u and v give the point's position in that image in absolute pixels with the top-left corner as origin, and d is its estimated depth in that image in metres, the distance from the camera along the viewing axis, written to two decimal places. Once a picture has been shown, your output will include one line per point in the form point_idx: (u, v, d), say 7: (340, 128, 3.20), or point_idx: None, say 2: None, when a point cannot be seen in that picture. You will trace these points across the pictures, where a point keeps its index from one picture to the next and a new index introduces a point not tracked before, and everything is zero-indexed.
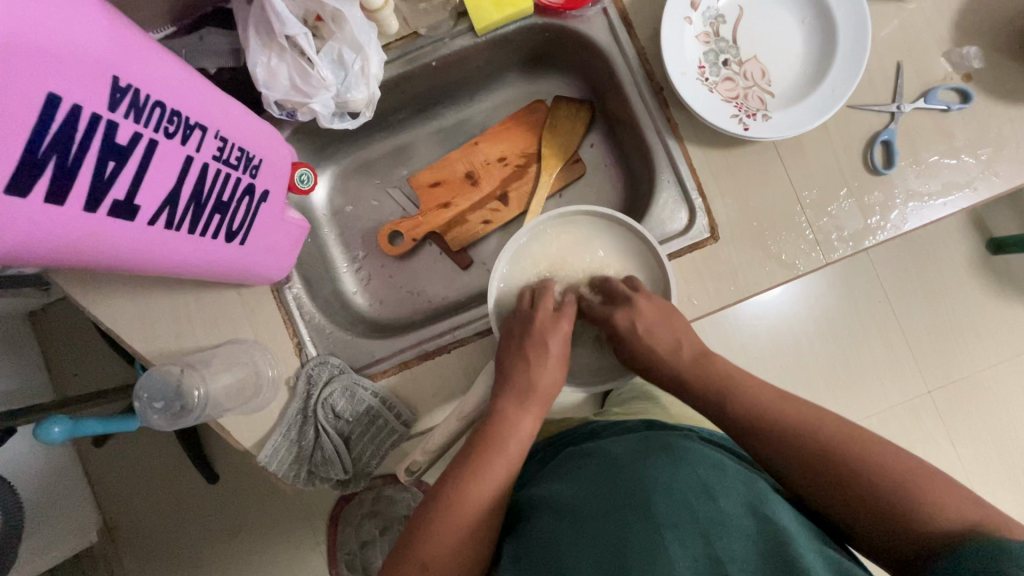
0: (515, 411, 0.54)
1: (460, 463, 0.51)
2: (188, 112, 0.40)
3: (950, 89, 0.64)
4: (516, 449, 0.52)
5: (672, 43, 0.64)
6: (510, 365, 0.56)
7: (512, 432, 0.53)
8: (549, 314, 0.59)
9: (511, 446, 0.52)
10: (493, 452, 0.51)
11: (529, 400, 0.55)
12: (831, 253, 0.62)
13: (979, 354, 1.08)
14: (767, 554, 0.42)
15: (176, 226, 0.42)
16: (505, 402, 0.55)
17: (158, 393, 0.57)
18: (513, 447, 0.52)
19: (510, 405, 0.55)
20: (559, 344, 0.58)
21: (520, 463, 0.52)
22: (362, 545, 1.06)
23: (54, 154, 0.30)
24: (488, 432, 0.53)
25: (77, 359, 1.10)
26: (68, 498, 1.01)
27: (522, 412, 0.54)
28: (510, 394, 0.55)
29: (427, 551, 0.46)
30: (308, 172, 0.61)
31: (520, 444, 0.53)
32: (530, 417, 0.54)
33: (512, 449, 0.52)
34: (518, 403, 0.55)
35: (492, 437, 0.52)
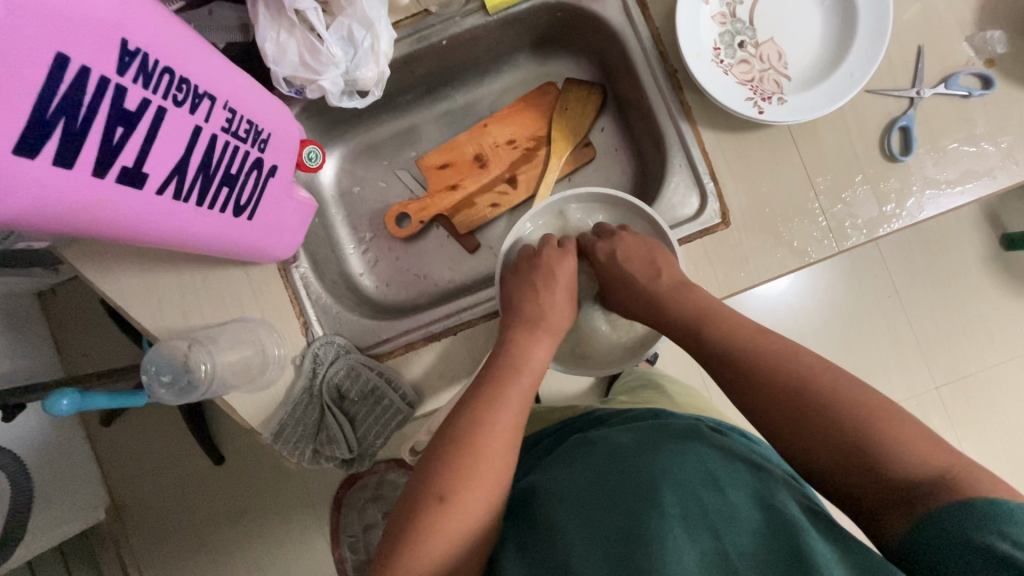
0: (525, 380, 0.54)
1: (475, 396, 0.51)
2: (197, 80, 0.40)
3: (971, 75, 0.63)
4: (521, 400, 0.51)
5: (688, 23, 0.63)
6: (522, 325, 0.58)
7: (524, 363, 0.54)
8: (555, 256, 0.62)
9: (524, 377, 0.53)
10: (507, 384, 0.52)
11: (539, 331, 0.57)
12: (844, 240, 0.61)
13: (989, 349, 1.06)
14: (775, 546, 0.41)
15: (184, 197, 0.42)
16: (515, 332, 0.56)
17: (166, 368, 0.57)
18: (525, 378, 0.53)
19: (521, 337, 0.56)
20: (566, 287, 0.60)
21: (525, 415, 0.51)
22: (365, 527, 1.06)
23: (62, 117, 0.30)
24: (502, 365, 0.53)
25: (84, 338, 1.11)
26: (75, 474, 1.02)
27: (534, 342, 0.56)
28: (520, 326, 0.57)
29: (446, 485, 0.45)
30: (316, 149, 0.61)
31: (533, 376, 0.53)
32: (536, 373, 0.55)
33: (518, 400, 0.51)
34: (529, 332, 0.56)
35: (503, 374, 0.52)
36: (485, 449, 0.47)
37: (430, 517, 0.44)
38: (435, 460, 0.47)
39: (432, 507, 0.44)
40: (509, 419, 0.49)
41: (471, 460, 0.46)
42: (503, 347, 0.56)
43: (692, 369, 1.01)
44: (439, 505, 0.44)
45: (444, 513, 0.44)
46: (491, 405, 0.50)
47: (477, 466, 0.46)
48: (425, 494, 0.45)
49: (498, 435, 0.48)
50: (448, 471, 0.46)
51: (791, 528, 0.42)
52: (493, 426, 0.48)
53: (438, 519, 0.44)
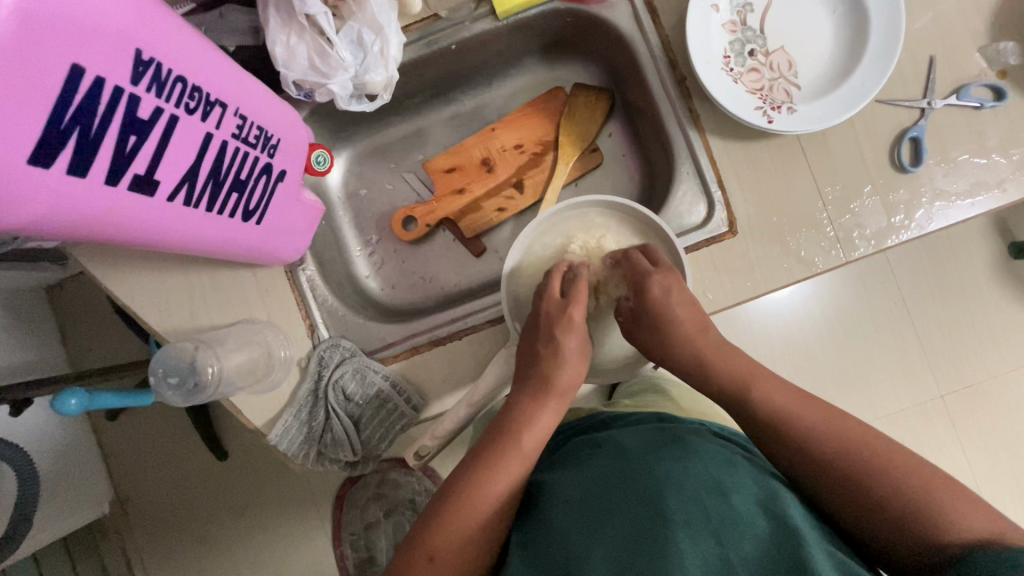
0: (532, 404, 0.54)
1: (475, 460, 0.51)
2: (210, 88, 0.40)
3: (983, 86, 0.62)
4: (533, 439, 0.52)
5: (698, 31, 0.62)
6: (526, 364, 0.57)
7: (525, 425, 0.53)
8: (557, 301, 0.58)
9: (525, 444, 0.52)
10: (507, 451, 0.51)
11: (545, 394, 0.55)
12: (852, 251, 0.61)
13: (996, 359, 1.06)
14: (778, 555, 0.41)
15: (194, 202, 0.42)
16: (523, 397, 0.55)
17: (173, 369, 0.58)
18: (526, 442, 0.52)
19: (524, 403, 0.54)
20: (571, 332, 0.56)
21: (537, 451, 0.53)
22: (366, 526, 1.08)
23: (77, 126, 0.30)
24: (504, 428, 0.53)
25: (91, 333, 1.12)
26: (81, 468, 1.03)
27: (538, 408, 0.54)
28: (526, 391, 0.55)
29: (436, 544, 0.46)
30: (324, 153, 0.61)
31: (535, 439, 0.53)
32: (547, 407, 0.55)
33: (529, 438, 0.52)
34: (533, 398, 0.55)
35: (505, 437, 0.52)
36: (475, 519, 0.47)
37: (416, 573, 0.45)
38: (431, 518, 0.48)
39: (419, 565, 0.45)
40: (505, 488, 0.49)
41: (462, 523, 0.47)
42: (508, 410, 0.55)
43: None
44: (427, 565, 0.45)
45: (431, 573, 0.45)
46: (487, 473, 0.49)
47: (469, 528, 0.47)
48: (416, 549, 0.46)
49: (489, 502, 0.48)
50: (439, 529, 0.47)
51: (795, 538, 0.42)
52: (488, 493, 0.48)
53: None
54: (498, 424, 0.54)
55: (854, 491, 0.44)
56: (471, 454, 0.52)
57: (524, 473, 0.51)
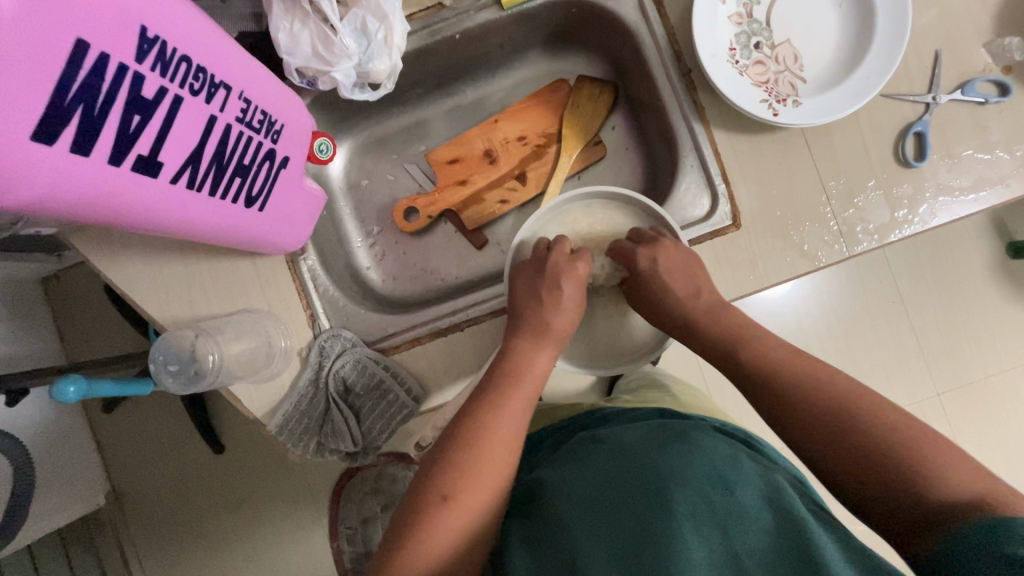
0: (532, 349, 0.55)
1: (478, 401, 0.51)
2: (214, 70, 0.39)
3: (987, 82, 0.62)
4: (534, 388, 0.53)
5: (704, 23, 0.62)
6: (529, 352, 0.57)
7: (528, 367, 0.53)
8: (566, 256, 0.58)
9: (526, 383, 0.52)
10: (509, 392, 0.51)
11: (544, 338, 0.55)
12: (855, 245, 0.61)
13: (993, 357, 1.06)
14: (783, 546, 0.42)
15: (197, 186, 0.42)
16: (520, 341, 0.55)
17: (173, 358, 0.59)
18: (528, 381, 0.53)
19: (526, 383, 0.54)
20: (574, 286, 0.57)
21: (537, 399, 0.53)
22: (363, 520, 1.07)
23: (80, 104, 0.30)
24: (504, 368, 0.53)
25: (87, 324, 1.11)
26: (76, 460, 1.03)
27: (537, 349, 0.54)
28: (524, 334, 0.55)
29: (450, 484, 0.46)
30: (327, 141, 0.61)
31: (535, 381, 0.53)
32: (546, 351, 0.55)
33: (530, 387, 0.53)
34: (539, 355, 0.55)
35: (507, 377, 0.52)
36: (491, 461, 0.47)
37: (433, 514, 0.45)
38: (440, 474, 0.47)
39: (436, 506, 0.45)
40: (512, 425, 0.50)
41: (474, 461, 0.47)
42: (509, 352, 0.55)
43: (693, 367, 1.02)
44: (441, 503, 0.45)
45: (449, 513, 0.45)
46: (493, 412, 0.49)
47: (480, 466, 0.47)
48: (429, 489, 0.46)
49: (500, 440, 0.48)
50: (451, 471, 0.47)
51: (800, 530, 0.42)
52: (495, 432, 0.49)
53: (443, 518, 0.45)
54: (496, 369, 0.53)
55: (860, 467, 0.43)
56: (474, 394, 0.52)
57: (527, 410, 0.52)
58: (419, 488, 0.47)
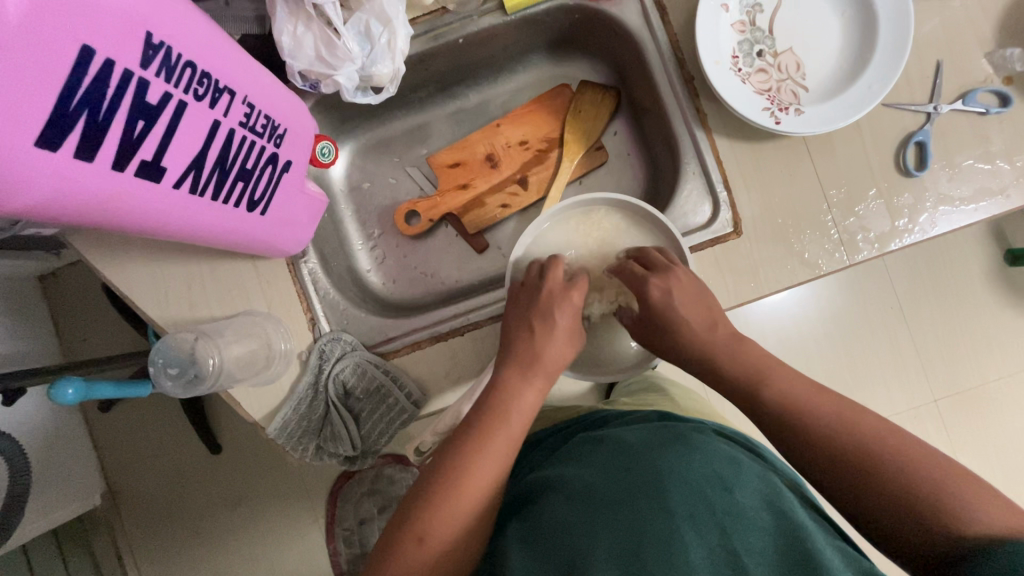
0: (520, 379, 0.54)
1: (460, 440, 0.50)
2: (218, 75, 0.39)
3: (989, 92, 0.62)
4: (521, 419, 0.52)
5: (707, 30, 0.62)
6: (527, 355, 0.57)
7: (514, 405, 0.52)
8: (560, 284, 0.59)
9: (513, 423, 0.52)
10: (494, 433, 0.50)
11: (530, 368, 0.55)
12: (855, 254, 0.61)
13: (991, 364, 1.07)
14: (783, 547, 0.42)
15: (200, 190, 0.42)
16: (516, 364, 0.55)
17: (173, 360, 0.56)
18: (514, 423, 0.52)
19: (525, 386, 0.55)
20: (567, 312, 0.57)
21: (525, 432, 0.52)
22: (360, 522, 1.07)
23: (85, 110, 0.29)
24: (491, 406, 0.52)
25: (85, 323, 1.10)
26: (72, 459, 1.02)
27: (525, 385, 0.54)
28: (512, 366, 0.55)
29: (425, 527, 0.46)
30: (329, 145, 0.61)
31: (521, 421, 0.52)
32: (534, 386, 0.54)
33: (518, 418, 0.52)
34: (536, 360, 0.55)
35: (494, 415, 0.51)
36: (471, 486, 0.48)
37: (406, 555, 0.45)
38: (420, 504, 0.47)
39: (408, 547, 0.45)
40: (494, 469, 0.49)
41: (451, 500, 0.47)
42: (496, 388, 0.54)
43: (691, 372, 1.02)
44: (417, 546, 0.45)
45: (419, 557, 0.45)
46: (473, 454, 0.49)
47: (456, 509, 0.47)
48: (403, 530, 0.46)
49: (479, 484, 0.48)
50: (427, 514, 0.46)
51: (799, 534, 0.42)
52: (474, 474, 0.48)
53: (412, 559, 0.45)
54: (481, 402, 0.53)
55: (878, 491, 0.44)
56: (458, 431, 0.51)
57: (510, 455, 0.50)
58: (395, 527, 0.47)
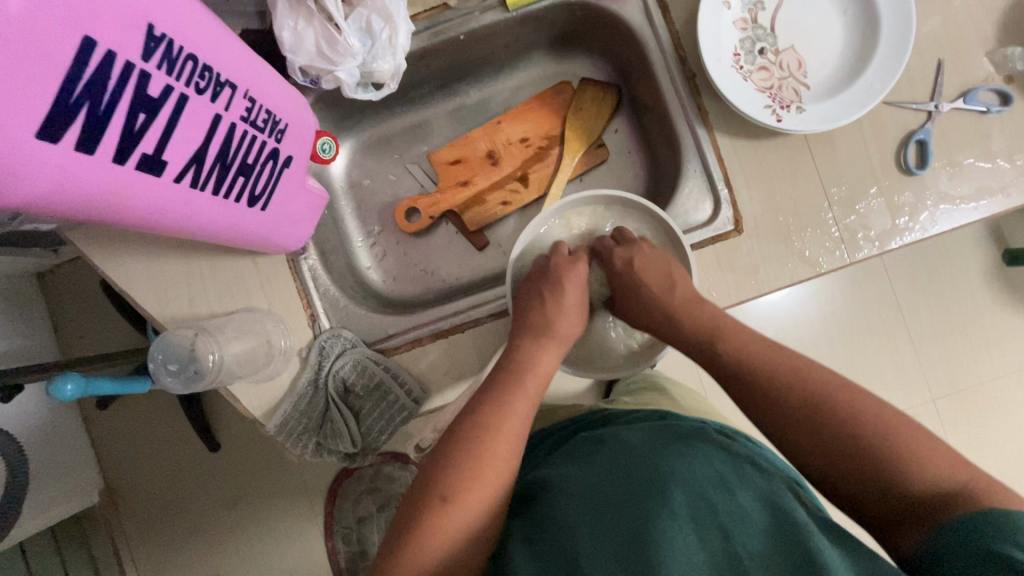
0: (534, 346, 0.55)
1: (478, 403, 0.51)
2: (220, 69, 0.39)
3: (990, 91, 0.62)
4: (536, 383, 0.53)
5: (709, 27, 0.62)
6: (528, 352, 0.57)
7: (532, 367, 0.54)
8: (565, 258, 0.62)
9: (530, 383, 0.53)
10: (514, 394, 0.51)
11: (546, 337, 0.56)
12: (856, 252, 0.61)
13: (989, 363, 1.07)
14: (784, 549, 0.41)
15: (201, 186, 0.41)
16: (518, 362, 0.55)
17: (173, 356, 0.58)
18: (531, 384, 0.53)
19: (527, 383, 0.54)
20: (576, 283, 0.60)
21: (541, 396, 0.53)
22: (359, 520, 1.07)
23: (86, 102, 0.29)
24: (510, 367, 0.54)
25: (83, 319, 1.10)
26: (70, 457, 1.02)
27: (541, 349, 0.55)
28: (528, 333, 0.56)
29: (448, 485, 0.45)
30: (330, 141, 0.61)
31: (539, 382, 0.53)
32: (547, 349, 0.56)
33: (533, 381, 0.53)
34: (537, 357, 0.55)
35: (513, 376, 0.53)
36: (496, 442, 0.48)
37: (431, 514, 0.44)
38: (443, 461, 0.47)
39: (436, 507, 0.44)
40: (517, 426, 0.50)
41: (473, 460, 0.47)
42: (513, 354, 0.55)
43: (691, 370, 1.02)
44: (442, 505, 0.44)
45: (446, 513, 0.44)
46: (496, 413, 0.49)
47: (481, 468, 0.46)
48: (427, 491, 0.46)
49: (503, 442, 0.48)
50: (450, 472, 0.46)
51: (800, 532, 0.42)
52: (498, 434, 0.48)
53: (438, 518, 0.44)
54: (500, 366, 0.54)
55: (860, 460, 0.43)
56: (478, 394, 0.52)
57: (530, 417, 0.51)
58: (418, 491, 0.46)
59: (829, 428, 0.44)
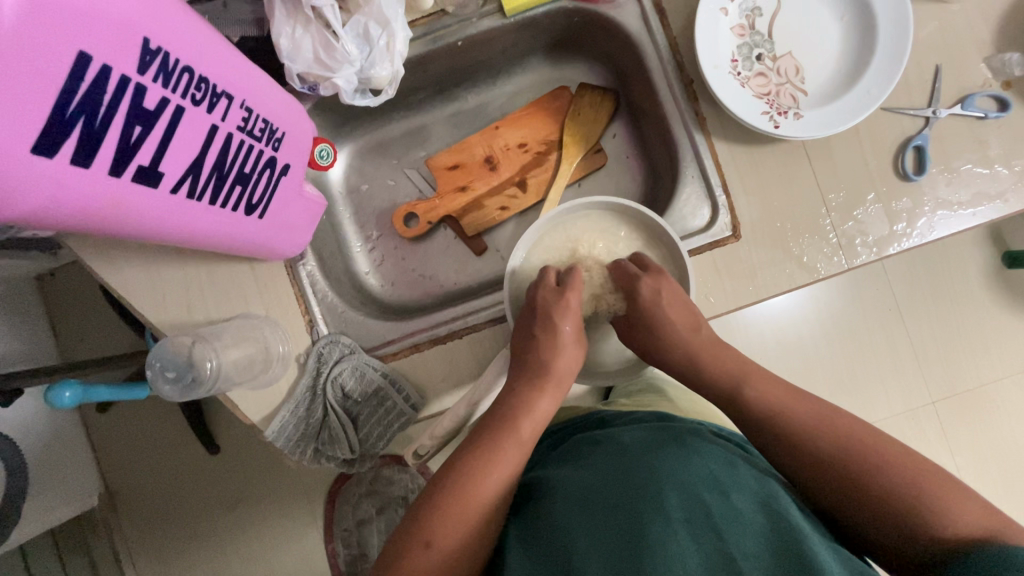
0: (531, 389, 0.55)
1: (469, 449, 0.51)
2: (216, 80, 0.39)
3: (987, 97, 0.62)
4: (531, 425, 0.53)
5: (707, 34, 0.62)
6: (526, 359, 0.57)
7: (526, 412, 0.53)
8: (553, 290, 0.58)
9: (523, 428, 0.52)
10: (504, 439, 0.51)
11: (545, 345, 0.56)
12: (854, 258, 0.61)
13: (988, 367, 1.07)
14: (777, 550, 0.41)
15: (198, 196, 0.41)
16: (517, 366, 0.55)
17: (170, 364, 0.56)
18: (524, 425, 0.53)
19: (525, 387, 0.55)
20: (569, 319, 0.57)
21: (534, 439, 0.53)
22: (358, 523, 1.07)
23: (83, 116, 0.29)
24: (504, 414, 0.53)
25: (83, 323, 1.10)
26: (70, 460, 1.02)
27: (540, 396, 0.55)
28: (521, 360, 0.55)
29: (432, 530, 0.46)
30: (328, 148, 0.61)
31: (533, 426, 0.53)
32: (546, 394, 0.55)
33: (528, 424, 0.53)
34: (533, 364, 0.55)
35: (508, 420, 0.53)
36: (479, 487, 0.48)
37: (413, 560, 0.45)
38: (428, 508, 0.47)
39: (415, 552, 0.45)
40: (507, 471, 0.50)
41: (457, 505, 0.47)
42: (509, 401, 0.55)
43: None
44: (424, 550, 0.45)
45: (431, 554, 0.45)
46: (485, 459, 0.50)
47: (465, 511, 0.47)
48: (413, 533, 0.46)
49: (487, 485, 0.49)
50: (436, 516, 0.46)
51: (794, 536, 0.42)
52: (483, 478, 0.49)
53: (420, 563, 0.44)
54: (495, 412, 0.54)
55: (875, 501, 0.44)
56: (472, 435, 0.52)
57: (520, 461, 0.51)
58: (403, 530, 0.47)
59: (834, 464, 0.46)
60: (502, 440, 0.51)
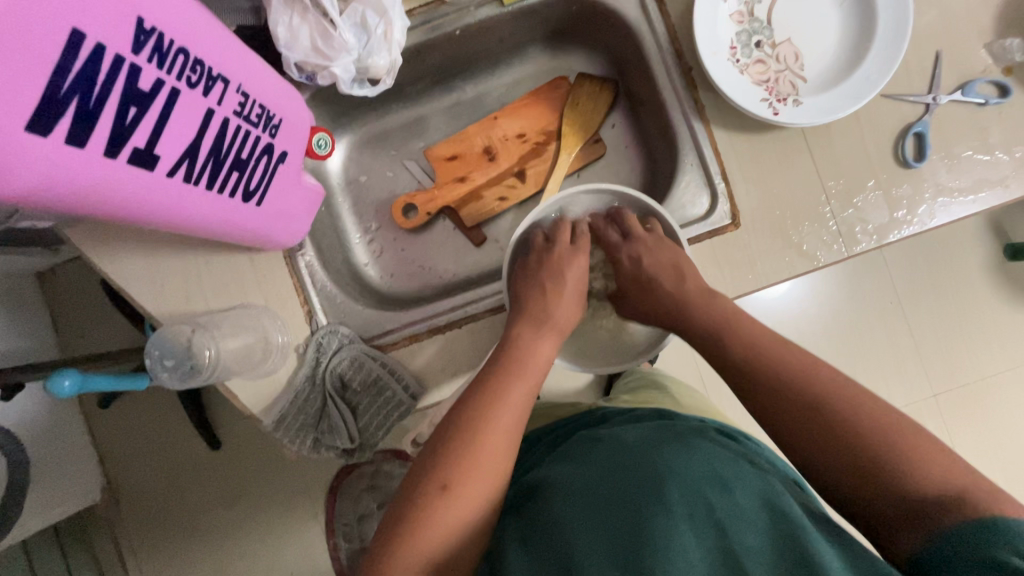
0: (532, 331, 0.56)
1: (475, 395, 0.50)
2: (212, 62, 0.39)
3: (988, 83, 0.62)
4: (538, 366, 0.54)
5: (706, 20, 0.62)
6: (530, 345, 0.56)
7: (533, 355, 0.54)
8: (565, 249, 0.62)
9: (531, 367, 0.53)
10: (515, 377, 0.52)
11: (545, 325, 0.57)
12: (854, 246, 0.61)
13: (989, 359, 1.07)
14: (781, 547, 0.41)
15: (194, 181, 0.41)
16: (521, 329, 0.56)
17: (169, 351, 0.57)
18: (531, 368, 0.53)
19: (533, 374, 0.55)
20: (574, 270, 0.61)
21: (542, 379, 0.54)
22: (359, 518, 1.08)
23: (76, 94, 0.29)
24: (506, 361, 0.53)
25: (83, 318, 1.10)
26: (71, 455, 1.02)
27: (541, 337, 0.56)
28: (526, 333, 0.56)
29: (446, 473, 0.45)
30: (325, 137, 0.60)
31: (539, 368, 0.54)
32: (546, 337, 0.56)
33: (534, 365, 0.53)
34: (534, 327, 0.56)
35: (511, 365, 0.53)
36: (488, 443, 0.47)
37: (431, 503, 0.44)
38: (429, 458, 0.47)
39: (432, 494, 0.45)
40: (516, 421, 0.49)
41: (472, 452, 0.47)
42: None
43: (693, 369, 1.03)
44: (440, 494, 0.45)
45: (441, 503, 0.44)
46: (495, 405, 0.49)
47: (474, 471, 0.46)
48: (425, 483, 0.46)
49: (498, 425, 0.48)
50: (449, 460, 0.46)
51: (797, 533, 0.42)
52: (495, 420, 0.48)
53: (439, 506, 0.44)
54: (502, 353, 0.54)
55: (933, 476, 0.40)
56: (467, 390, 0.51)
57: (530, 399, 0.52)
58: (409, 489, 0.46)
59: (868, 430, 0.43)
60: (505, 387, 0.51)
